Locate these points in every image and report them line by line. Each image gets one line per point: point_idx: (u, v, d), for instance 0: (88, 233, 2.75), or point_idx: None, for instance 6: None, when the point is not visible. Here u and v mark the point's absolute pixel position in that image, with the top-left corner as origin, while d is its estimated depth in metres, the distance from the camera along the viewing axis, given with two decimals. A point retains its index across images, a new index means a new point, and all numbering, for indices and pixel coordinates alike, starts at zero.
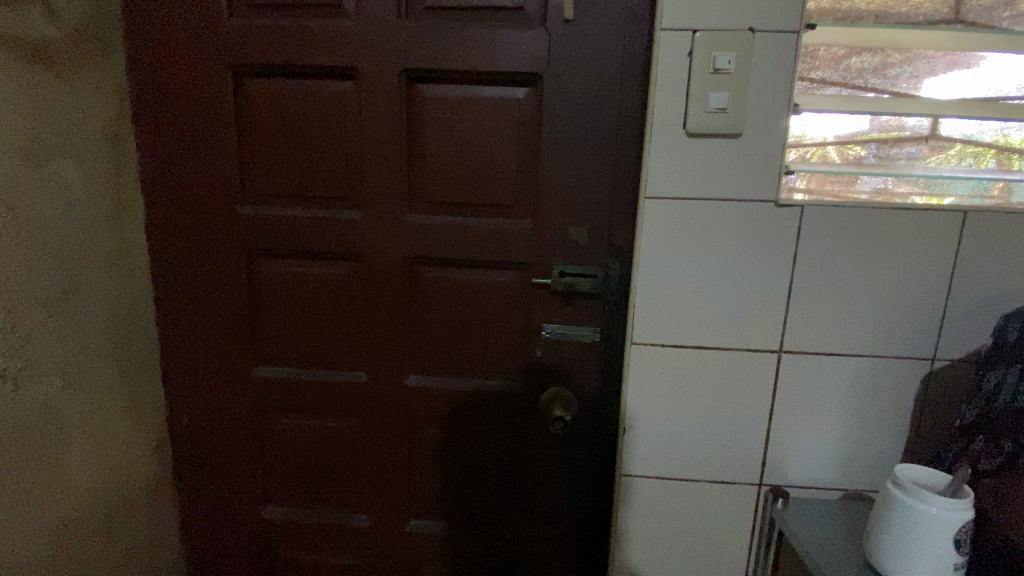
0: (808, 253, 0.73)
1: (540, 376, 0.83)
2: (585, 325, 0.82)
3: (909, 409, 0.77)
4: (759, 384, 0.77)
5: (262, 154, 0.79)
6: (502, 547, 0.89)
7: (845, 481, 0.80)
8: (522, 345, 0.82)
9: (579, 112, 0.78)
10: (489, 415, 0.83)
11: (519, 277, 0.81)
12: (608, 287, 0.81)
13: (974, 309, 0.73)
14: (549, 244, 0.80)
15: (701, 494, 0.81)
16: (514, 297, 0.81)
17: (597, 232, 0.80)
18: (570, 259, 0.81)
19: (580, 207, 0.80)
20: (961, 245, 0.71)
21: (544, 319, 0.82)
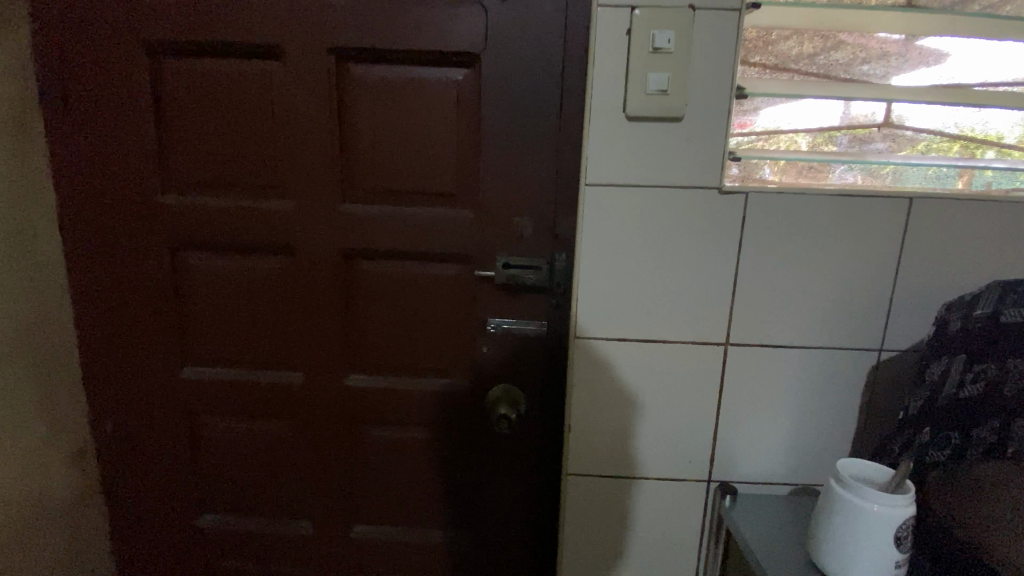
0: (759, 243, 0.72)
1: (490, 364, 0.84)
2: (533, 316, 0.82)
3: (858, 399, 0.76)
4: (705, 376, 0.76)
5: (195, 149, 0.81)
6: (449, 535, 0.92)
7: (795, 476, 0.79)
8: (470, 334, 0.84)
9: (520, 95, 0.75)
10: (429, 400, 0.86)
11: (453, 266, 0.82)
12: (554, 278, 0.80)
13: (918, 295, 0.74)
14: (487, 234, 0.80)
15: (648, 489, 0.80)
16: (455, 289, 0.82)
17: (542, 222, 0.79)
18: (514, 250, 0.80)
19: (523, 197, 0.78)
20: (910, 230, 0.72)
21: (491, 310, 0.83)
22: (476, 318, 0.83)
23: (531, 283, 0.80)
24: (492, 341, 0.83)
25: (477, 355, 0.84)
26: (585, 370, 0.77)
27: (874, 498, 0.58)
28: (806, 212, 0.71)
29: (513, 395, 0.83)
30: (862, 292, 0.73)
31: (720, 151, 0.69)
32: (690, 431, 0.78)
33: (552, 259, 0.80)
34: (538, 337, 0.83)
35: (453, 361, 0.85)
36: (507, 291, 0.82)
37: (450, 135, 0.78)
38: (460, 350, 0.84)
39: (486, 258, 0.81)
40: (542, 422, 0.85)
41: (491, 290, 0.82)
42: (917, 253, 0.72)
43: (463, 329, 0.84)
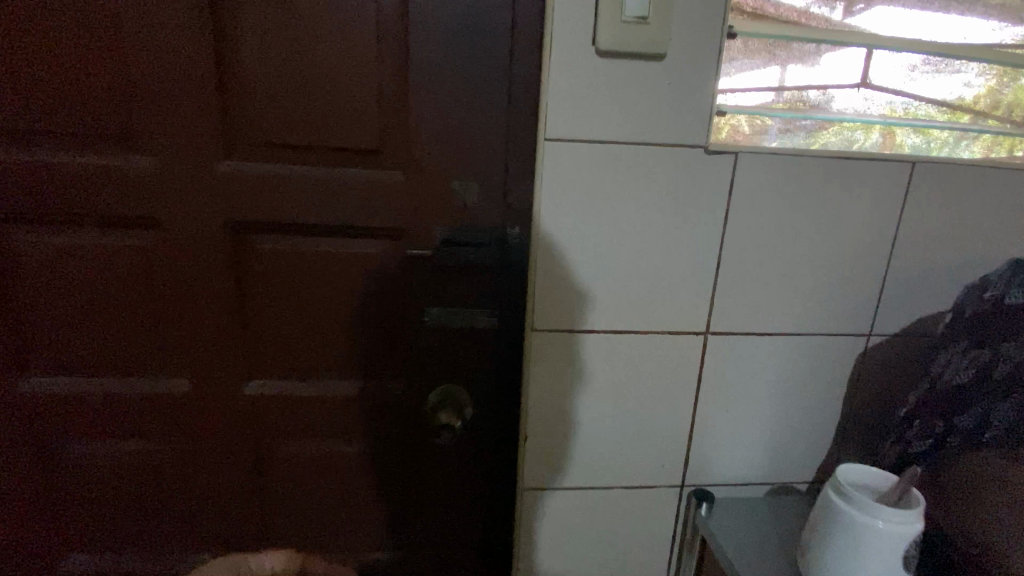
0: (745, 214, 0.61)
1: (429, 363, 0.70)
2: (480, 304, 0.68)
3: (846, 391, 0.68)
4: (682, 370, 0.66)
5: (18, 84, 0.59)
6: (385, 560, 0.78)
7: (772, 475, 0.71)
8: (403, 327, 0.68)
9: (458, 23, 0.59)
10: (355, 407, 0.71)
11: (380, 245, 0.66)
12: (505, 258, 0.65)
13: (914, 275, 0.66)
14: (422, 204, 0.64)
15: (615, 499, 0.70)
16: (380, 272, 0.66)
17: (490, 189, 0.63)
18: (456, 224, 0.65)
19: (466, 156, 0.63)
20: (910, 201, 0.63)
21: (428, 297, 0.67)
22: (410, 307, 0.68)
23: (477, 264, 0.66)
24: (432, 335, 0.68)
25: (412, 352, 0.69)
26: (544, 367, 0.64)
27: (880, 514, 0.49)
28: (801, 178, 0.61)
29: (457, 399, 0.69)
30: (854, 272, 0.65)
31: (704, 103, 0.57)
32: (663, 432, 0.68)
33: (503, 234, 0.65)
34: (486, 331, 0.68)
35: (384, 361, 0.70)
36: (448, 275, 0.67)
37: (370, 74, 0.60)
38: (393, 346, 0.69)
39: (422, 233, 0.65)
40: (493, 430, 0.72)
41: (429, 273, 0.67)
42: (917, 228, 0.64)
43: (395, 321, 0.68)
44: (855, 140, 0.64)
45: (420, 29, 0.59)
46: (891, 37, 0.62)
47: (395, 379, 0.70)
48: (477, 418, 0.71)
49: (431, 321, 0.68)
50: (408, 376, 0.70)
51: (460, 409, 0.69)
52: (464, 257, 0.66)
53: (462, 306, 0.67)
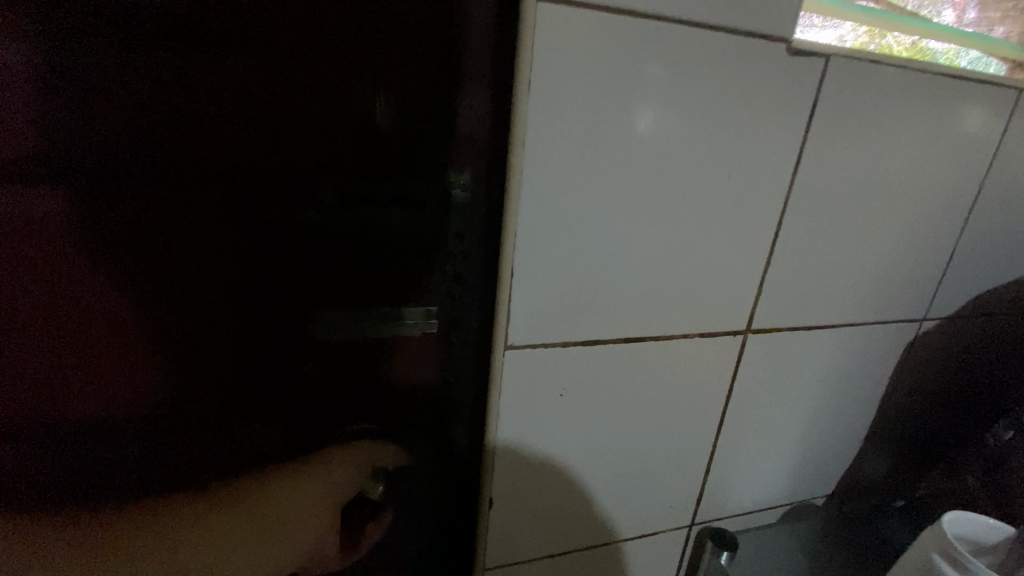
0: (811, 161, 0.42)
1: (335, 403, 0.41)
2: (409, 302, 0.41)
3: (891, 388, 0.54)
4: (708, 377, 0.47)
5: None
6: None
7: (795, 498, 0.56)
8: (282, 347, 0.38)
9: None
10: (174, 490, 0.40)
11: (189, 193, 0.33)
12: (451, 223, 0.39)
13: (979, 243, 0.51)
14: (280, 117, 0.33)
15: (609, 551, 0.51)
16: (221, 252, 0.35)
17: (417, 101, 0.36)
18: (372, 162, 0.36)
19: (367, 31, 0.33)
20: (999, 145, 0.48)
21: (325, 293, 0.38)
22: (277, 312, 0.38)
23: (402, 237, 0.38)
24: (324, 356, 0.40)
25: (285, 387, 0.40)
26: (519, 392, 0.42)
27: None
28: (881, 106, 0.42)
29: (383, 445, 0.44)
30: (920, 237, 0.49)
31: None
32: (674, 464, 0.50)
33: (443, 185, 0.38)
34: (419, 343, 0.42)
35: (227, 406, 0.38)
36: (346, 253, 0.38)
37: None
38: (249, 383, 0.38)
39: (290, 177, 0.35)
40: (432, 490, 0.47)
41: (308, 251, 0.37)
42: (997, 180, 0.49)
43: (261, 338, 0.38)
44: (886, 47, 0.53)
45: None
46: None
47: (251, 436, 0.40)
48: (405, 475, 0.46)
49: (319, 334, 0.39)
50: (285, 431, 0.41)
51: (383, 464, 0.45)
52: (379, 222, 0.37)
53: (375, 307, 0.40)
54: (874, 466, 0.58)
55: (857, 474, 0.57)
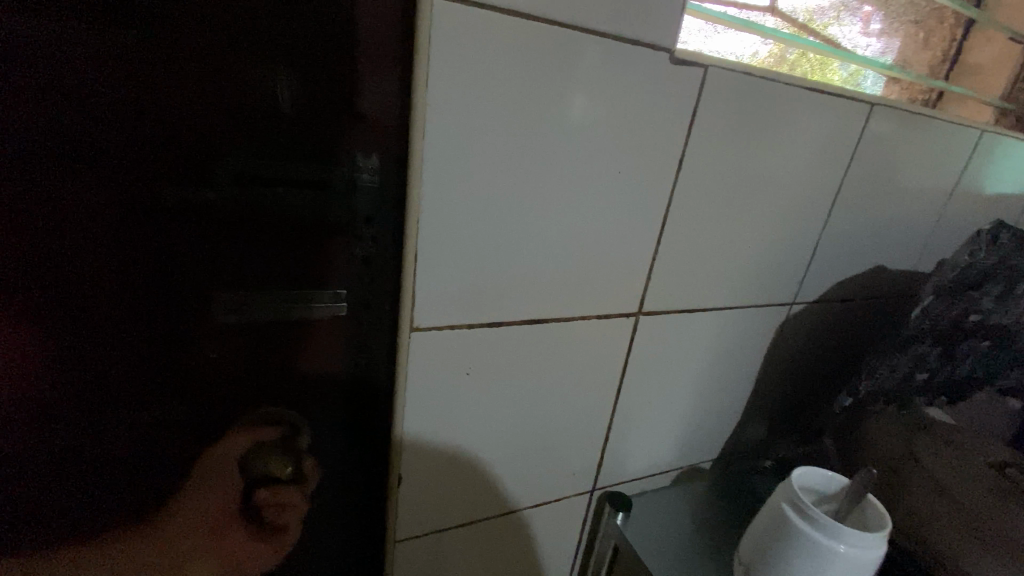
0: (696, 159, 0.47)
1: (240, 385, 0.42)
2: (320, 284, 0.41)
3: (767, 363, 0.62)
4: (605, 354, 0.51)
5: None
6: None
7: (685, 461, 0.63)
8: (183, 330, 0.38)
9: None
10: (46, 469, 0.38)
11: (51, 154, 0.32)
12: (358, 207, 0.40)
13: (839, 237, 0.59)
14: (164, 85, 0.32)
15: (518, 517, 0.55)
16: (109, 235, 0.34)
17: (320, 85, 0.36)
18: (274, 143, 0.36)
19: (263, 10, 0.33)
20: (856, 150, 0.55)
21: (228, 276, 0.38)
22: (168, 290, 0.37)
23: (305, 219, 0.39)
24: (222, 335, 0.40)
25: (179, 366, 0.39)
26: (426, 373, 0.44)
27: (843, 536, 0.42)
28: (757, 113, 0.48)
29: (295, 425, 0.45)
30: (793, 230, 0.56)
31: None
32: (575, 435, 0.54)
33: (346, 168, 0.39)
34: (327, 324, 0.43)
35: (104, 380, 0.37)
36: (244, 232, 0.37)
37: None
38: (146, 366, 0.38)
39: (180, 152, 0.34)
40: (346, 467, 0.48)
41: (208, 232, 0.37)
42: (856, 181, 0.57)
43: (157, 320, 0.37)
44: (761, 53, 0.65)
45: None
46: None
47: (139, 414, 0.39)
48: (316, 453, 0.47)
49: (218, 313, 0.39)
50: (183, 410, 0.40)
51: (292, 443, 0.45)
52: (280, 203, 0.38)
53: (282, 289, 0.40)
54: (754, 431, 0.66)
55: (739, 439, 0.65)
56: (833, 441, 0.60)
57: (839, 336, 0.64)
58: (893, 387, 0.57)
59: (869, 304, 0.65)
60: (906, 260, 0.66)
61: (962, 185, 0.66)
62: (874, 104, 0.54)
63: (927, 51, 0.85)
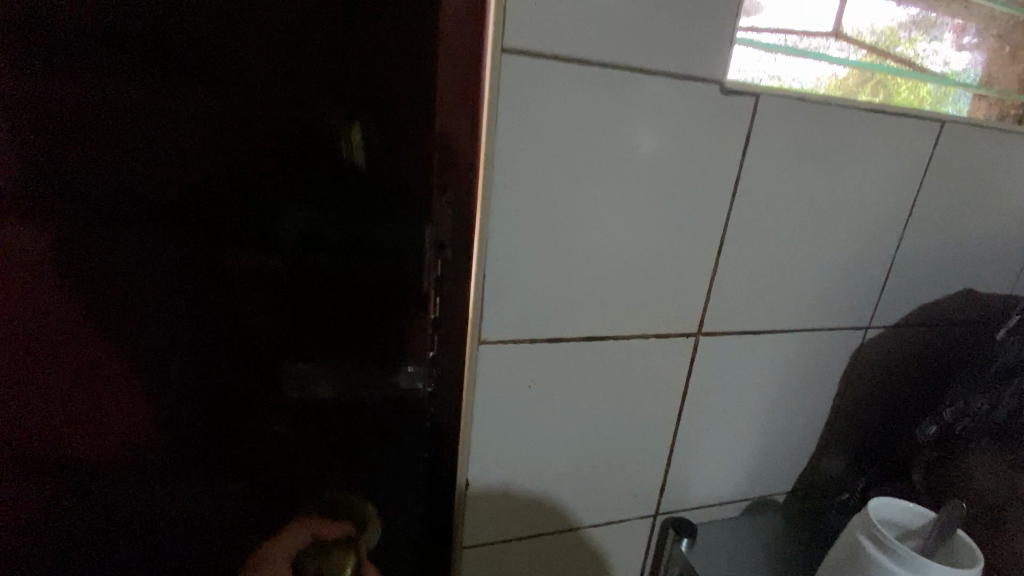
0: (752, 181, 0.48)
1: (336, 402, 0.49)
2: (400, 315, 0.47)
3: (841, 393, 0.59)
4: (665, 377, 0.52)
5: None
6: None
7: (755, 493, 0.61)
8: (291, 354, 0.47)
9: None
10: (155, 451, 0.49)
11: (200, 210, 0.43)
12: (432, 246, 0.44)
13: (917, 260, 0.56)
14: (255, 162, 0.42)
15: (579, 538, 0.56)
16: (246, 280, 0.45)
17: (401, 143, 0.43)
18: (365, 198, 0.44)
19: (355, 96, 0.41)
20: (930, 170, 0.53)
21: (328, 310, 0.46)
22: (274, 320, 0.46)
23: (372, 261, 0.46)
24: (293, 369, 0.48)
25: (285, 381, 0.48)
26: (489, 387, 0.47)
27: (932, 572, 0.39)
28: (814, 137, 0.48)
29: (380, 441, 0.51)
30: (863, 254, 0.54)
31: (721, 28, 0.42)
32: (635, 456, 0.54)
33: (401, 219, 0.45)
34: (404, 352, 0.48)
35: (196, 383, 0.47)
36: (336, 269, 0.45)
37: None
38: (262, 382, 0.48)
39: (262, 215, 0.43)
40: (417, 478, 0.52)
41: (314, 276, 0.45)
42: (935, 201, 0.54)
43: (275, 347, 0.47)
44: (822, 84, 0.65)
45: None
46: None
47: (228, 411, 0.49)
48: (369, 469, 0.52)
49: (293, 362, 0.48)
50: (264, 417, 0.49)
51: (358, 461, 0.52)
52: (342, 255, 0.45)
53: (369, 321, 0.47)
54: (831, 464, 0.62)
55: (814, 472, 0.62)
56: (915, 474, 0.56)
57: (922, 365, 0.61)
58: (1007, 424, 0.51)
59: (952, 329, 0.61)
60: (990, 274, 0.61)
61: None
62: (946, 123, 0.52)
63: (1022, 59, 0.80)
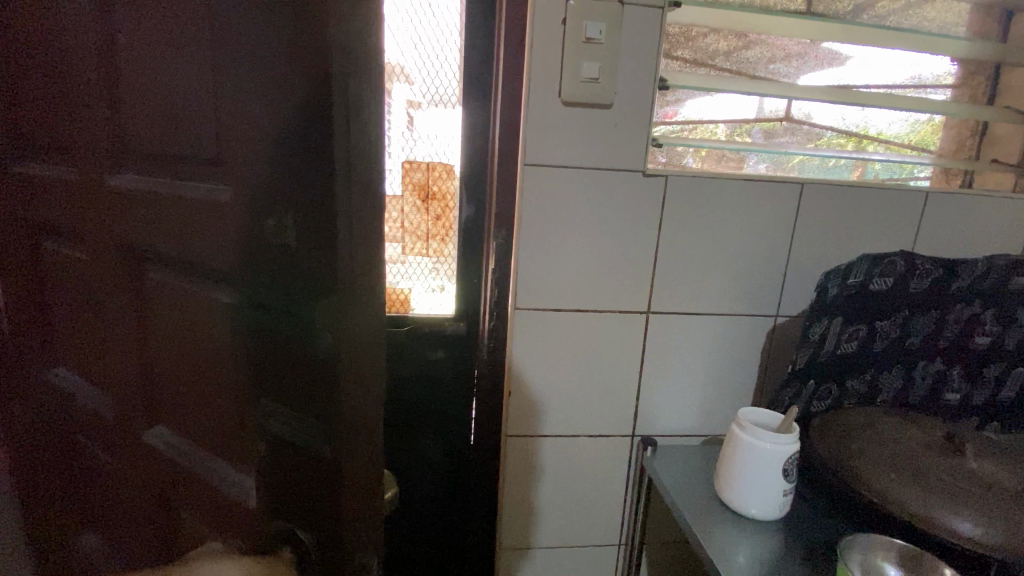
0: (676, 222, 0.81)
1: (292, 457, 0.52)
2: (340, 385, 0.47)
3: (762, 359, 0.88)
4: (631, 341, 0.85)
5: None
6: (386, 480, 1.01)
7: (706, 428, 0.90)
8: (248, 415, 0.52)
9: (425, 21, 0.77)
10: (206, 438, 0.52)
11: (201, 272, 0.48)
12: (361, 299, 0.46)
13: (806, 270, 0.86)
14: (224, 237, 0.47)
15: (579, 444, 0.88)
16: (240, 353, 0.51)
17: (316, 223, 0.45)
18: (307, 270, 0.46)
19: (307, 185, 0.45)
20: (801, 212, 0.84)
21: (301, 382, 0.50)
22: (267, 378, 0.51)
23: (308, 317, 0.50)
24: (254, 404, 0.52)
25: (268, 439, 0.52)
26: (522, 338, 0.83)
27: (764, 437, 0.67)
28: (716, 194, 0.81)
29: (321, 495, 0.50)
30: (764, 266, 0.85)
31: (641, 140, 0.77)
32: (615, 392, 0.87)
33: (318, 271, 0.46)
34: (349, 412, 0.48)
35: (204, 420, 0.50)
36: (293, 350, 0.50)
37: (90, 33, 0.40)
38: (257, 439, 0.52)
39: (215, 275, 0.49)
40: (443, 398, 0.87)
41: (286, 348, 0.50)
42: (810, 230, 0.85)
43: (259, 404, 0.52)
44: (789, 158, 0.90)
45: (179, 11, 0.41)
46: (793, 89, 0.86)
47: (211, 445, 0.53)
48: (314, 507, 0.51)
49: (263, 404, 0.52)
50: (237, 436, 0.52)
51: (311, 515, 0.52)
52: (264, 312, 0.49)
53: (324, 386, 0.48)
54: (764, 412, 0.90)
55: None
56: (802, 408, 0.82)
57: None
58: (932, 391, 0.81)
59: (831, 296, 0.80)
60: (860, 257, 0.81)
61: (927, 230, 0.88)
62: (804, 184, 0.83)
63: (949, 130, 1.02)
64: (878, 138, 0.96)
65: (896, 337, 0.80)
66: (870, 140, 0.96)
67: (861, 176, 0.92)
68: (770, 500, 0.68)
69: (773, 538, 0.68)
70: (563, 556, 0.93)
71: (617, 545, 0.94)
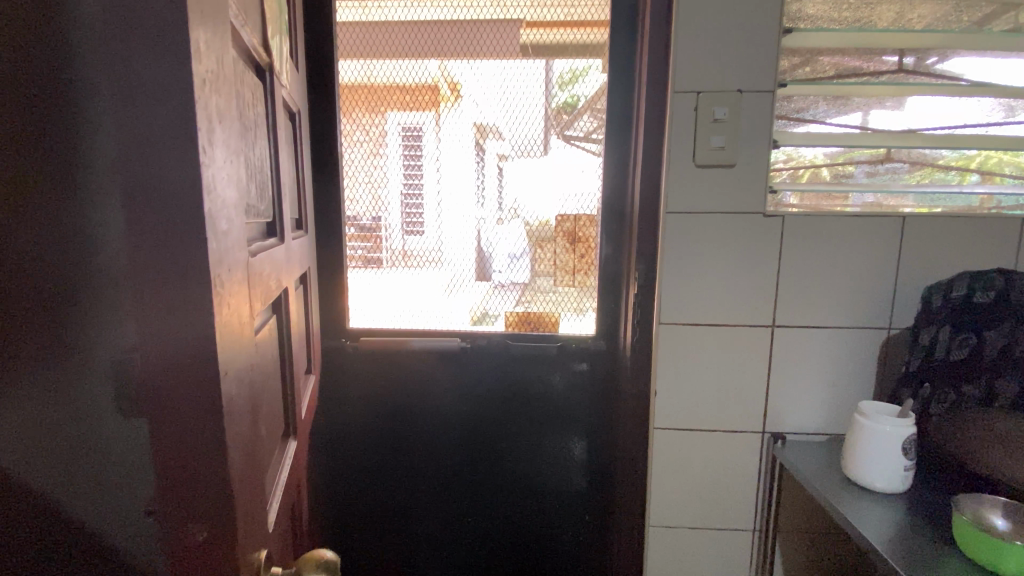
0: (793, 252, 1.00)
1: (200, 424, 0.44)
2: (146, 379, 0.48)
3: (879, 367, 1.02)
4: (756, 351, 1.03)
5: (306, 196, 1.08)
6: (534, 453, 1.28)
7: (829, 428, 1.04)
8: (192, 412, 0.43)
9: (521, 119, 1.21)
10: (252, 447, 0.54)
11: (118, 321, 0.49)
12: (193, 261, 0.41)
13: (913, 288, 1.01)
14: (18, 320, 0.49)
15: (713, 438, 1.06)
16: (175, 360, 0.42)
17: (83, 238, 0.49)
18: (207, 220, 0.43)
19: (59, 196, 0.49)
20: (903, 241, 1.00)
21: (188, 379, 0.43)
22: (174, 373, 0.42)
23: (234, 361, 0.49)
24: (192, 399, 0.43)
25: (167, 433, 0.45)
26: (666, 350, 1.04)
27: (886, 422, 0.84)
28: (824, 228, 1.00)
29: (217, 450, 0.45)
30: (873, 287, 1.01)
31: (758, 190, 0.99)
32: (745, 395, 1.04)
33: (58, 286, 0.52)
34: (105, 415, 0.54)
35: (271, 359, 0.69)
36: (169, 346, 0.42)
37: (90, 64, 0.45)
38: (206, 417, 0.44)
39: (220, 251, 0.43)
40: (535, 370, 1.25)
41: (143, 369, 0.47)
42: (913, 255, 1.00)
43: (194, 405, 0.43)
44: (893, 193, 1.02)
45: (152, 27, 0.38)
46: (894, 138, 1.01)
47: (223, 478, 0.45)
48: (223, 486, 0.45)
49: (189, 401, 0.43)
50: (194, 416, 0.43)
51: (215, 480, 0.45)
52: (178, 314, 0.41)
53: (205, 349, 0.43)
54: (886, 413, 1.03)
55: None
56: (918, 407, 0.94)
57: None
58: None
59: (935, 308, 0.94)
60: (961, 275, 0.94)
61: None
62: (906, 216, 0.99)
63: None
64: (994, 169, 1.03)
65: (1001, 347, 0.88)
66: (992, 173, 1.03)
67: (983, 204, 1.02)
68: (895, 475, 0.83)
69: (898, 506, 0.82)
70: (702, 538, 1.10)
71: (749, 531, 1.09)
